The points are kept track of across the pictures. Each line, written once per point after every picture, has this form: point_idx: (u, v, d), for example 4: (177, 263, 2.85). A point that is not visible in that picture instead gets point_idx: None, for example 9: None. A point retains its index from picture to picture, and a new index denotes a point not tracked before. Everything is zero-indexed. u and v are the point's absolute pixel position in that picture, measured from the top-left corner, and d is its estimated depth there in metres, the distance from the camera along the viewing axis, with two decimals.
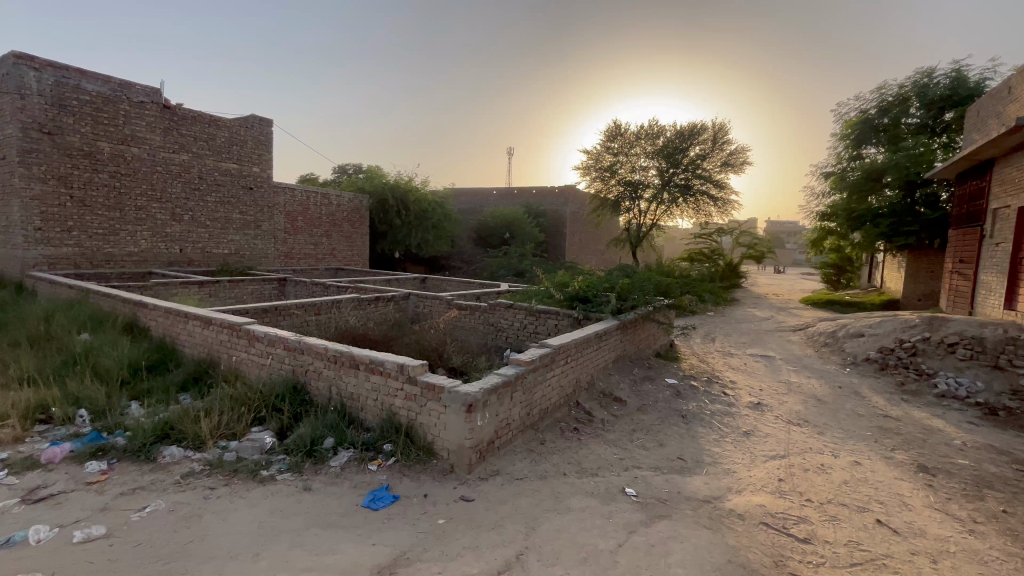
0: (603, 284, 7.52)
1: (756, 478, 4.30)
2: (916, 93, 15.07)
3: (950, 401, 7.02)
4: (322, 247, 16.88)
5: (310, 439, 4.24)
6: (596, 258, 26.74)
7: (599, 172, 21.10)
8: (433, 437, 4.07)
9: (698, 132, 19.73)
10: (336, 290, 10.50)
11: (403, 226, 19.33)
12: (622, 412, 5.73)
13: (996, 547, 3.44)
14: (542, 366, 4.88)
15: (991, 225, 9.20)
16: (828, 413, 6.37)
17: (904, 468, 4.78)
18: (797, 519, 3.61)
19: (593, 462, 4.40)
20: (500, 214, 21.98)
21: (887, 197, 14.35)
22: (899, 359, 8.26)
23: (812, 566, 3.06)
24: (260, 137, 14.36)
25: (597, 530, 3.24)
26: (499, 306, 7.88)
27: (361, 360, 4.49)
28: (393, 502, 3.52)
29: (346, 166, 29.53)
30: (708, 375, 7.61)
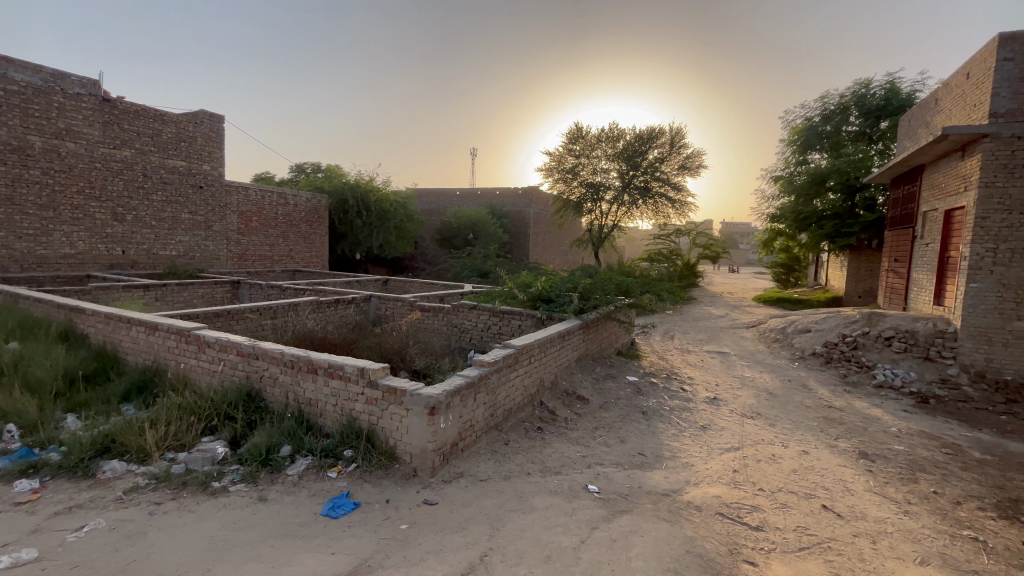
0: (566, 284, 7.61)
1: (712, 470, 4.47)
2: (855, 103, 16.04)
3: (887, 391, 7.53)
4: (278, 248, 16.30)
5: (265, 448, 4.09)
6: (560, 258, 27.02)
7: (562, 174, 21.35)
8: (395, 441, 4.00)
9: (656, 136, 20.27)
10: (293, 293, 10.16)
11: (364, 227, 18.93)
12: (585, 410, 5.82)
13: (928, 526, 3.70)
14: (505, 366, 4.88)
15: (921, 227, 9.89)
16: (778, 406, 6.68)
17: (846, 455, 5.07)
18: (750, 508, 3.78)
19: (556, 460, 4.44)
20: (464, 215, 21.88)
21: (830, 200, 15.25)
22: (842, 352, 8.77)
23: (764, 552, 3.21)
24: (210, 133, 13.71)
25: (560, 528, 3.28)
26: (463, 307, 7.83)
27: (319, 364, 4.36)
28: (354, 508, 3.44)
29: (304, 165, 28.65)
30: (666, 372, 7.83)
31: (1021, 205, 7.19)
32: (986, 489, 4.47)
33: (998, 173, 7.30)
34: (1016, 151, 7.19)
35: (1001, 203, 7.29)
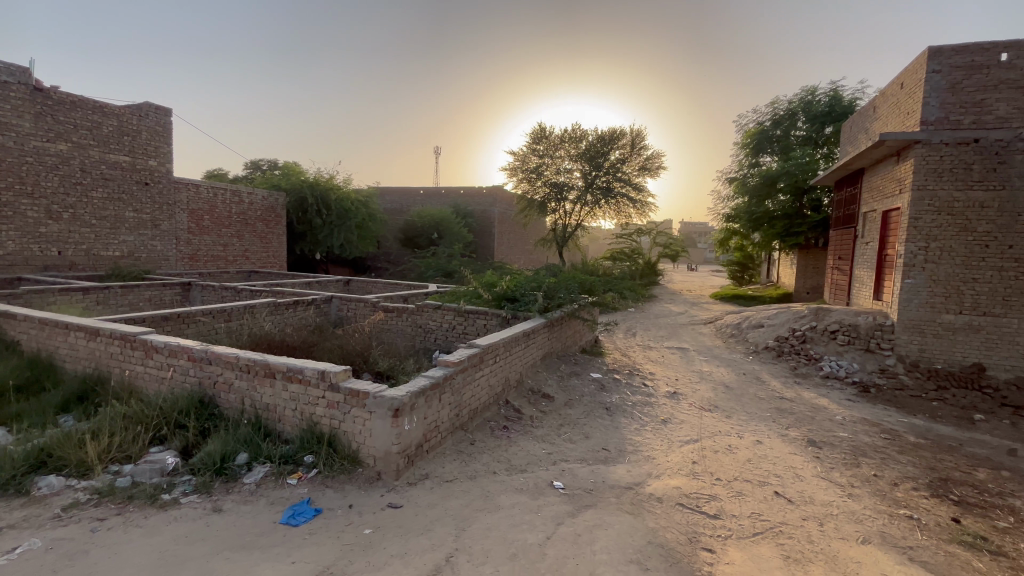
0: (530, 283, 7.67)
1: (673, 462, 4.61)
2: (802, 109, 16.90)
3: (833, 381, 8.00)
4: (232, 248, 15.64)
5: (219, 456, 3.92)
6: (524, 258, 27.16)
7: (526, 173, 21.47)
8: (358, 445, 3.92)
9: (618, 137, 20.67)
10: (249, 294, 9.78)
11: (324, 226, 18.42)
12: (550, 408, 5.87)
13: (870, 507, 3.95)
14: (470, 366, 4.87)
15: (862, 227, 10.50)
16: (734, 399, 6.96)
17: (797, 443, 5.34)
18: (708, 497, 3.92)
19: (522, 459, 4.46)
20: (428, 214, 21.64)
21: (780, 201, 16.01)
22: (792, 346, 9.23)
23: (721, 539, 3.34)
24: (156, 127, 12.99)
25: (526, 525, 3.30)
26: (427, 308, 7.75)
27: (277, 368, 4.22)
28: (315, 515, 3.35)
29: (259, 162, 27.59)
30: (629, 368, 8.01)
31: (948, 207, 7.76)
32: (919, 470, 4.82)
33: (929, 177, 7.84)
34: (945, 157, 7.76)
35: (931, 205, 7.84)
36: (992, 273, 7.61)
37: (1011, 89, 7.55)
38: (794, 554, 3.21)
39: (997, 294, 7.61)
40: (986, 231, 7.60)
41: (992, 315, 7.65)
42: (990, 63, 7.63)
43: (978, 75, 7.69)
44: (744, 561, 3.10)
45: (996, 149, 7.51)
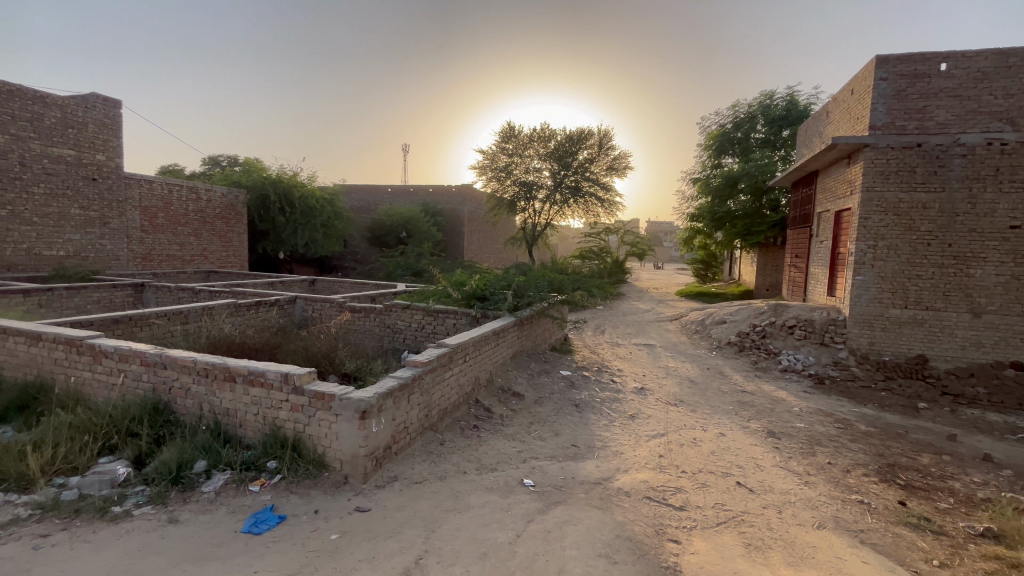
0: (500, 282, 7.65)
1: (640, 456, 4.71)
2: (762, 112, 17.50)
3: (790, 373, 8.35)
4: (190, 247, 14.99)
5: (175, 465, 3.75)
6: (494, 257, 27.15)
7: (495, 172, 21.45)
8: (324, 448, 3.83)
9: (586, 137, 20.91)
10: (207, 295, 9.40)
11: (287, 224, 17.88)
12: (520, 406, 5.89)
13: (824, 493, 4.14)
14: (440, 366, 4.83)
15: (817, 226, 10.97)
16: (698, 393, 7.17)
17: (757, 434, 5.54)
18: (674, 489, 4.02)
19: (492, 457, 4.45)
20: (396, 213, 21.32)
21: (741, 201, 16.55)
22: (752, 340, 9.57)
23: (686, 530, 3.43)
24: (104, 120, 12.29)
25: (496, 524, 3.29)
26: (396, 307, 7.64)
27: (238, 372, 4.07)
28: (279, 522, 3.25)
29: (218, 158, 26.52)
30: (597, 365, 8.12)
31: (895, 207, 8.21)
32: (869, 457, 5.08)
33: (877, 179, 8.27)
34: (891, 160, 8.19)
35: (879, 206, 8.28)
36: (934, 270, 8.09)
37: (950, 96, 7.98)
38: (755, 542, 3.33)
39: (938, 289, 8.09)
40: (929, 230, 8.07)
41: (934, 309, 8.13)
42: (931, 71, 8.07)
43: (921, 83, 8.13)
44: (709, 550, 3.19)
45: (937, 153, 7.97)
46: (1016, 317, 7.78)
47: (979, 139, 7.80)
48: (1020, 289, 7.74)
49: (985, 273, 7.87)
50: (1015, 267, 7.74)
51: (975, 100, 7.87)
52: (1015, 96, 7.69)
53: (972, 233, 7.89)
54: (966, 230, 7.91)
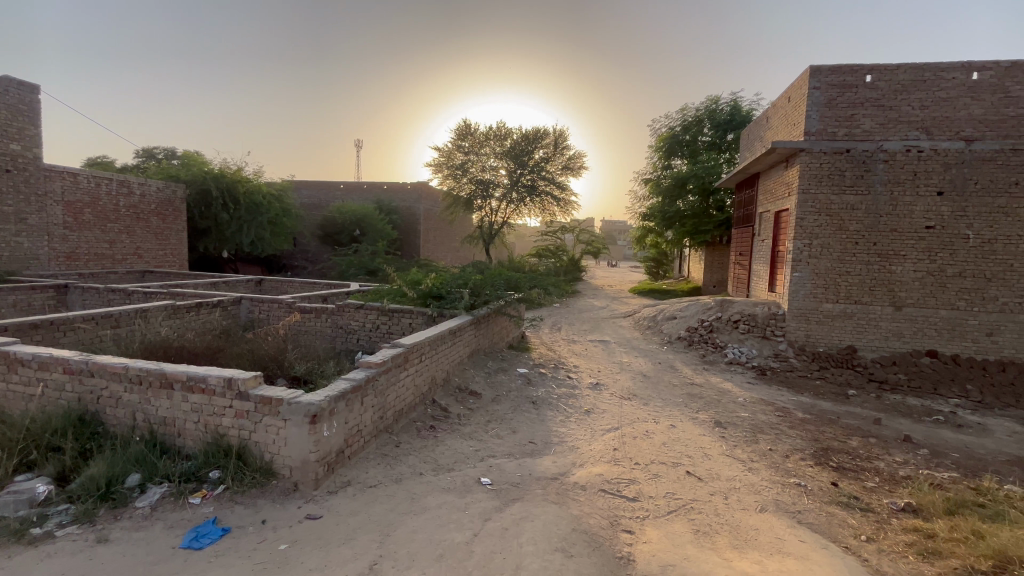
0: (456, 281, 7.58)
1: (596, 450, 4.81)
2: (708, 116, 18.25)
3: (735, 366, 8.78)
4: (121, 245, 13.93)
5: (105, 480, 3.48)
6: (451, 255, 26.92)
7: (451, 170, 21.27)
8: (271, 455, 3.67)
9: (542, 136, 21.09)
10: (142, 297, 8.78)
11: (231, 221, 17.00)
12: (477, 405, 5.87)
13: (766, 478, 4.38)
14: (394, 366, 4.74)
15: (759, 226, 11.55)
16: (651, 386, 7.40)
17: (705, 425, 5.78)
18: (627, 481, 4.14)
19: (449, 458, 4.42)
20: (349, 210, 20.71)
21: (690, 201, 17.22)
22: (701, 335, 9.98)
23: (639, 520, 3.54)
24: (18, 106, 11.21)
25: (453, 524, 3.27)
26: (349, 307, 7.43)
27: (175, 378, 3.83)
28: (222, 535, 3.08)
29: (153, 150, 24.83)
30: (554, 362, 8.22)
31: (827, 208, 8.79)
32: (806, 442, 5.42)
33: (811, 182, 8.83)
34: (824, 164, 8.77)
35: (814, 207, 8.84)
36: (862, 266, 8.72)
37: (874, 106, 8.60)
38: (703, 528, 3.48)
39: (865, 285, 8.74)
40: (857, 230, 8.69)
41: (861, 303, 8.77)
42: (858, 82, 8.66)
43: (849, 92, 8.71)
44: (660, 538, 3.30)
45: (864, 158, 8.58)
46: (931, 309, 8.52)
47: (899, 146, 8.45)
48: (934, 284, 8.48)
49: (905, 269, 8.57)
50: (931, 264, 8.47)
51: (896, 110, 8.52)
52: (930, 107, 8.40)
53: (894, 233, 8.57)
54: (889, 229, 8.58)
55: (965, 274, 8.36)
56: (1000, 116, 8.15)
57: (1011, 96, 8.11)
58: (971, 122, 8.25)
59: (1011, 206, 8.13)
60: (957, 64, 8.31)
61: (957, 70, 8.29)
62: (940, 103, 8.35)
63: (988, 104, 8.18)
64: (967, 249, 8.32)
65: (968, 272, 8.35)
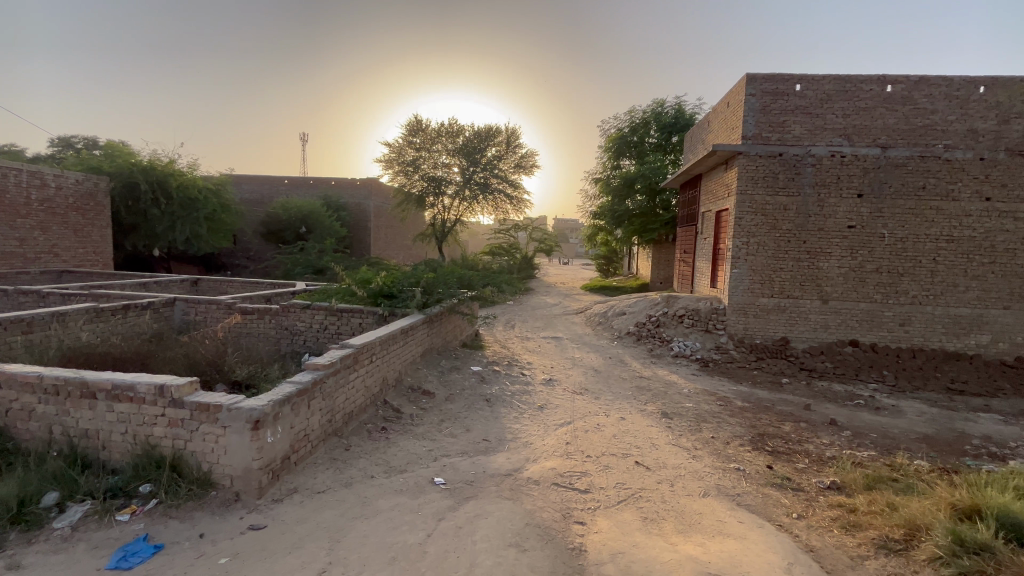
0: (408, 279, 7.45)
1: (549, 445, 4.89)
2: (654, 119, 18.86)
3: (680, 358, 9.18)
4: (34, 243, 12.70)
5: (16, 501, 3.17)
6: (404, 253, 26.42)
7: (402, 166, 20.89)
8: (210, 465, 3.47)
9: (494, 134, 21.09)
10: (60, 299, 8.04)
11: (162, 217, 15.87)
12: (430, 404, 5.80)
13: (708, 464, 4.62)
14: (344, 368, 4.61)
15: (702, 225, 12.08)
16: (602, 381, 7.60)
17: (653, 416, 6.00)
18: (579, 473, 4.24)
19: (402, 459, 4.35)
20: (294, 206, 19.85)
21: (638, 201, 17.80)
22: (649, 329, 10.35)
23: (591, 511, 3.62)
24: None
25: (406, 526, 3.22)
26: (295, 308, 7.14)
27: (99, 387, 3.54)
28: (155, 553, 2.88)
29: (71, 138, 22.78)
30: (508, 359, 8.25)
31: (762, 208, 9.34)
32: (744, 429, 5.75)
33: (748, 183, 9.35)
34: (759, 167, 9.31)
35: (751, 207, 9.37)
36: (793, 263, 9.34)
37: (803, 114, 9.20)
38: (650, 515, 3.62)
39: (796, 280, 9.36)
40: (789, 229, 9.30)
41: (793, 298, 9.39)
42: (789, 90, 9.24)
43: (781, 100, 9.27)
44: (611, 527, 3.40)
45: (795, 162, 9.18)
46: (853, 302, 9.25)
47: (825, 152, 9.10)
48: (856, 279, 9.22)
49: (831, 266, 9.26)
50: (852, 260, 9.19)
51: (822, 118, 9.16)
52: (850, 116, 9.09)
53: (821, 232, 9.23)
54: (816, 229, 9.24)
55: (882, 269, 9.14)
56: (910, 125, 8.91)
57: (920, 108, 8.88)
58: (885, 131, 8.99)
59: (919, 208, 8.95)
60: (874, 77, 9.02)
61: (873, 82, 9.00)
62: (859, 113, 9.06)
63: (901, 114, 8.93)
64: (883, 247, 9.10)
65: (884, 267, 9.13)
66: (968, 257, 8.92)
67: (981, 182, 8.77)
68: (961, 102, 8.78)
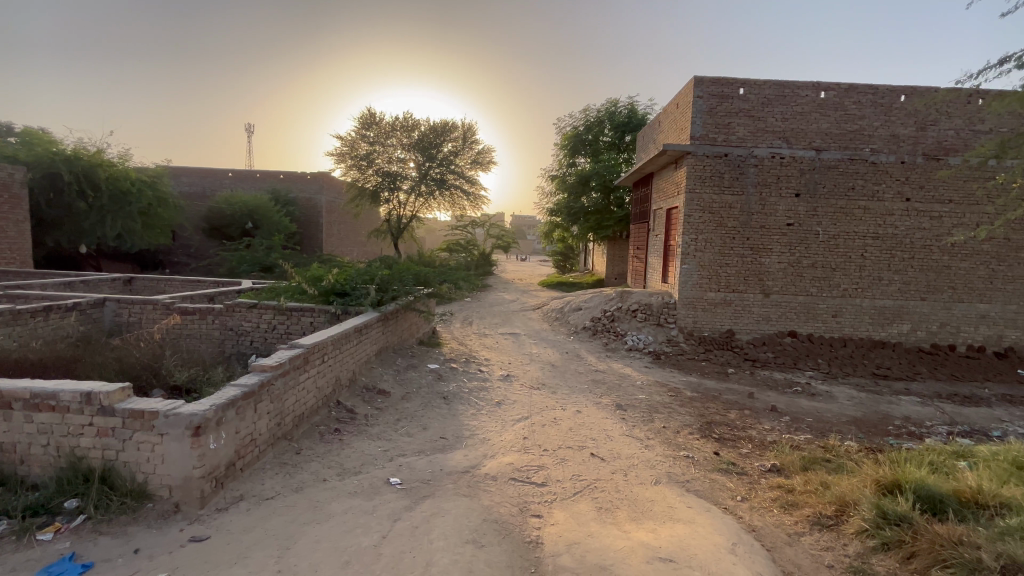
0: (362, 276, 7.26)
1: (507, 440, 4.91)
2: (608, 118, 19.25)
3: (634, 352, 9.47)
4: None
5: None
6: (358, 250, 25.74)
7: (355, 160, 20.30)
8: (146, 475, 3.26)
9: (450, 129, 20.90)
10: None
11: (90, 211, 14.70)
12: (385, 404, 5.69)
13: (659, 453, 4.80)
14: (293, 369, 4.43)
15: (654, 222, 12.45)
16: (558, 375, 7.72)
17: (608, 408, 6.16)
18: (536, 467, 4.29)
19: (356, 460, 4.24)
20: (240, 200, 18.89)
21: (593, 198, 18.14)
22: (604, 324, 10.59)
23: (548, 504, 3.68)
24: None
25: (360, 529, 3.15)
26: (240, 307, 6.81)
27: (16, 396, 3.26)
28: (82, 573, 2.67)
29: None
30: (465, 356, 8.22)
31: (709, 207, 9.75)
32: (693, 417, 6.00)
33: (696, 183, 9.73)
34: (706, 167, 9.70)
35: (699, 205, 9.75)
36: (738, 259, 9.81)
37: (746, 117, 9.64)
38: (604, 504, 3.71)
39: (740, 275, 9.84)
40: (734, 226, 9.75)
41: (738, 292, 9.86)
42: (733, 94, 9.65)
43: (726, 103, 9.67)
44: (566, 519, 3.46)
45: (738, 162, 9.64)
46: (791, 295, 9.83)
47: (767, 153, 9.60)
48: (794, 274, 9.79)
49: (772, 261, 9.79)
50: (791, 256, 9.76)
51: (763, 121, 9.63)
52: (789, 120, 9.61)
53: (763, 229, 9.74)
54: (759, 226, 9.74)
55: (817, 264, 9.76)
56: (841, 130, 9.54)
57: (849, 114, 9.52)
58: (820, 134, 9.58)
59: (849, 207, 9.61)
60: (810, 83, 9.57)
61: (809, 88, 9.55)
62: (796, 117, 9.60)
63: (833, 119, 9.54)
64: (818, 243, 9.72)
65: (819, 263, 9.75)
66: (891, 253, 9.68)
67: (902, 184, 9.52)
68: (885, 109, 9.48)
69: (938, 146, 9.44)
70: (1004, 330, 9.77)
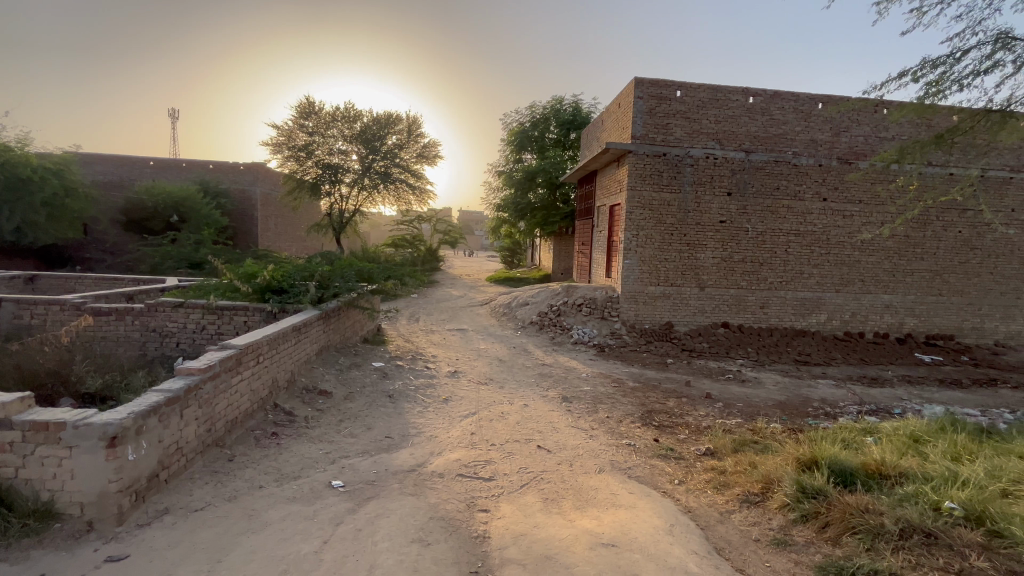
0: (300, 272, 6.93)
1: (454, 437, 4.88)
2: (554, 115, 19.50)
3: (580, 345, 9.69)
4: None
5: None
6: (298, 245, 24.60)
7: (293, 151, 19.33)
8: (52, 492, 2.96)
9: (394, 122, 20.38)
10: None
11: None
12: (327, 404, 5.49)
13: (603, 442, 4.95)
14: (224, 371, 4.17)
15: (598, 218, 12.75)
16: (505, 370, 7.77)
17: (554, 401, 6.27)
18: (483, 462, 4.30)
19: (295, 464, 4.06)
20: (163, 191, 17.47)
21: (540, 194, 18.34)
22: (551, 318, 10.76)
23: (496, 498, 3.70)
24: None
25: (300, 536, 3.03)
26: (164, 307, 6.32)
27: None
28: None
29: None
30: (411, 353, 8.08)
31: (649, 204, 10.13)
32: (635, 407, 6.24)
33: (638, 181, 10.07)
34: (647, 165, 10.06)
35: (640, 203, 10.11)
36: (676, 254, 10.28)
37: (682, 118, 10.08)
38: (550, 495, 3.78)
39: (678, 270, 10.32)
40: (672, 223, 10.21)
41: (676, 285, 10.34)
42: (671, 96, 10.05)
43: (664, 104, 10.05)
44: (513, 511, 3.49)
45: (676, 161, 10.09)
46: (724, 288, 10.43)
47: (702, 154, 10.10)
48: (726, 268, 10.39)
49: (706, 256, 10.33)
50: (724, 251, 10.35)
51: (698, 123, 10.11)
52: (721, 123, 10.15)
53: (698, 226, 10.26)
54: (694, 223, 10.25)
55: (746, 259, 10.41)
56: (767, 134, 10.20)
57: (775, 119, 10.19)
58: (749, 137, 10.19)
59: (775, 206, 10.31)
60: (740, 89, 10.14)
61: (739, 93, 10.12)
62: (728, 120, 10.15)
63: (761, 123, 10.17)
64: (747, 239, 10.36)
65: (748, 258, 10.40)
66: (811, 249, 10.49)
67: (820, 185, 10.34)
68: (805, 115, 10.22)
69: (850, 151, 10.32)
70: (905, 318, 10.88)
